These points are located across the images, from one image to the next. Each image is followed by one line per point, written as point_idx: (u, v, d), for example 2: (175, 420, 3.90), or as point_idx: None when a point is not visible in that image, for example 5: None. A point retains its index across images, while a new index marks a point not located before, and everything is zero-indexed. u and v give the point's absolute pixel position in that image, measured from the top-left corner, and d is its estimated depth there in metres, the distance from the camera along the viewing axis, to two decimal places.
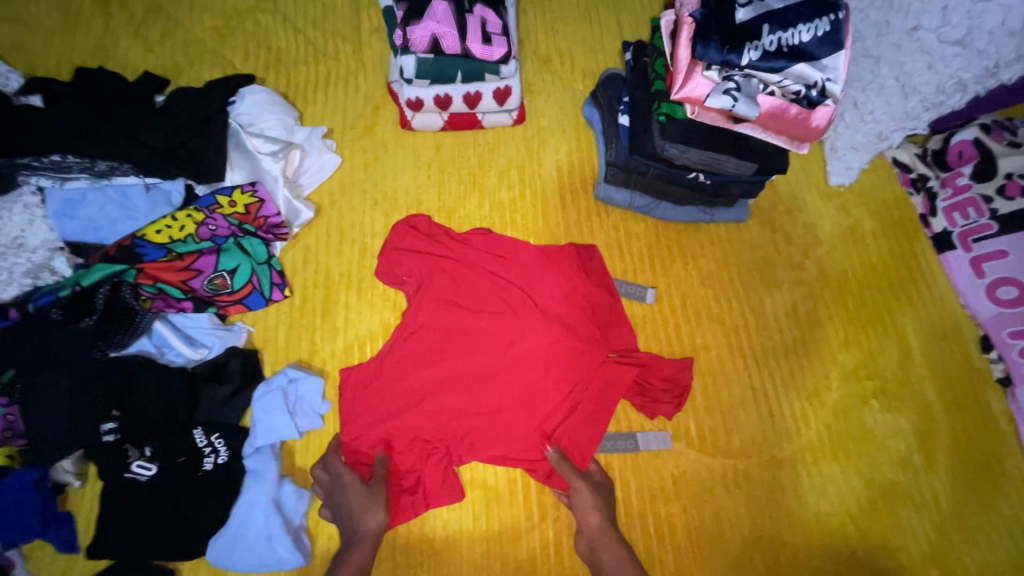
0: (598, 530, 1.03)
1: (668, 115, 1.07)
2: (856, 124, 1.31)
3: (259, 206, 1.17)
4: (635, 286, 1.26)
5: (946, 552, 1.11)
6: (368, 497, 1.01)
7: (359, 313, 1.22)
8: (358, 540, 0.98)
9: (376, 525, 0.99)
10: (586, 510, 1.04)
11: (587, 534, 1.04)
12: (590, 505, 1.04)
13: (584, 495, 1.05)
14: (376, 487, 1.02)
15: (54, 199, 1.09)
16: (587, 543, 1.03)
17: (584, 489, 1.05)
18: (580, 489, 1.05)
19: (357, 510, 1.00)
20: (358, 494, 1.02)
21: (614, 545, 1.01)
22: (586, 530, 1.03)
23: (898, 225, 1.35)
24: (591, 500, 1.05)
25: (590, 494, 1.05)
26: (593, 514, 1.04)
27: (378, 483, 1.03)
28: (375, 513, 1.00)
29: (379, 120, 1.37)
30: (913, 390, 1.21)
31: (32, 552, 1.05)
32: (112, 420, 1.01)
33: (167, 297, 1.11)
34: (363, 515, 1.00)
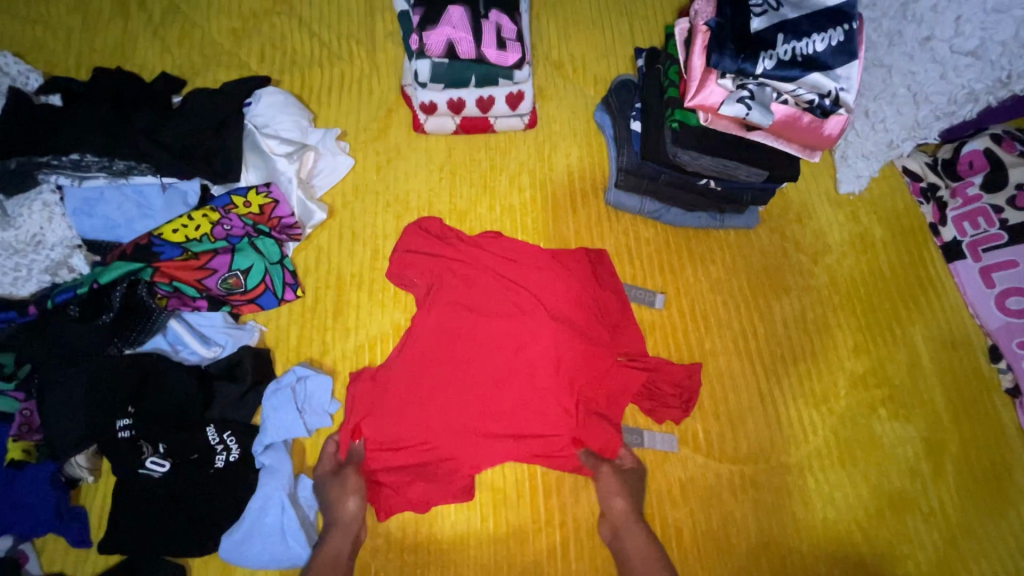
0: (621, 515, 1.06)
1: (680, 122, 1.07)
2: (867, 133, 1.31)
3: (273, 206, 1.19)
4: (644, 292, 1.26)
5: (953, 561, 1.11)
6: (344, 485, 1.05)
7: (370, 314, 1.23)
8: (336, 527, 1.02)
9: (349, 511, 1.03)
10: (610, 496, 1.07)
11: (610, 517, 1.07)
12: (615, 490, 1.07)
13: (608, 481, 1.08)
14: (347, 475, 1.06)
15: (72, 197, 1.11)
16: (610, 529, 1.06)
17: (609, 474, 1.08)
18: (606, 473, 1.08)
19: (335, 498, 1.04)
20: (333, 484, 1.06)
21: (637, 531, 1.04)
22: (611, 514, 1.07)
23: (907, 233, 1.35)
24: (615, 485, 1.08)
25: (615, 479, 1.08)
26: (617, 498, 1.07)
27: (350, 472, 1.07)
28: (349, 501, 1.04)
29: (392, 123, 1.38)
30: (921, 399, 1.21)
31: (44, 546, 1.06)
32: (126, 416, 1.01)
33: (183, 296, 1.12)
34: (340, 502, 1.04)
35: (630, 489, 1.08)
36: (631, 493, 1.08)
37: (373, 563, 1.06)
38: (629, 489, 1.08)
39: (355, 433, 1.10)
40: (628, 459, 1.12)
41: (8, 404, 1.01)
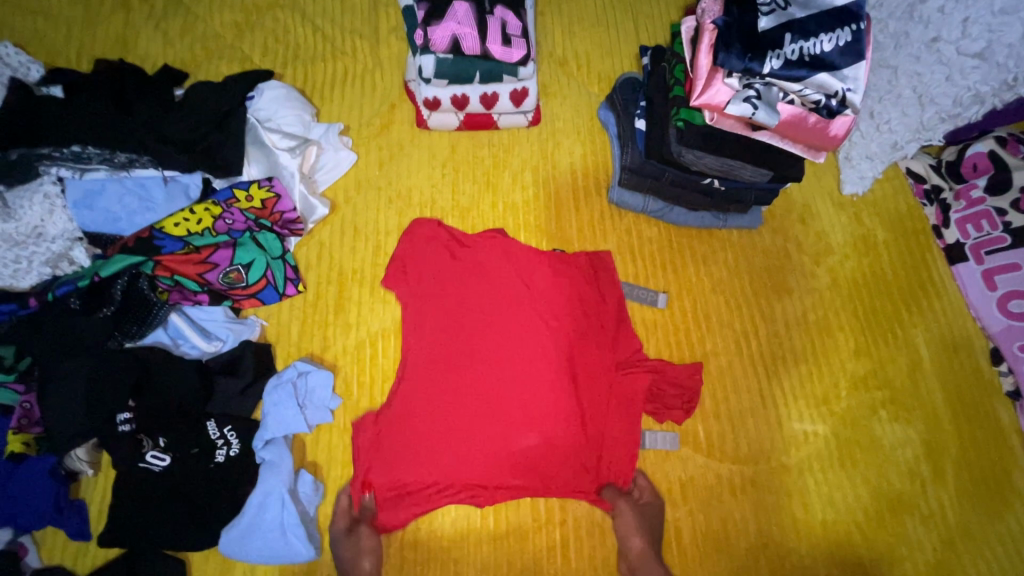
0: (640, 555, 1.04)
1: (685, 121, 1.07)
2: (871, 134, 1.31)
3: (276, 201, 1.17)
4: (646, 291, 1.26)
5: (952, 563, 1.12)
6: (358, 546, 1.04)
7: (372, 310, 1.22)
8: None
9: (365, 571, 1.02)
10: (629, 534, 1.05)
11: (629, 558, 1.05)
12: (634, 528, 1.06)
13: (627, 519, 1.06)
14: (359, 533, 1.05)
15: (73, 189, 1.10)
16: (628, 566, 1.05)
17: (627, 511, 1.06)
18: (624, 507, 1.07)
19: (349, 559, 1.03)
20: (346, 543, 1.04)
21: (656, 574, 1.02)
22: (629, 554, 1.05)
23: (910, 234, 1.34)
24: (634, 524, 1.05)
25: (634, 517, 1.06)
26: (635, 537, 1.05)
27: (364, 529, 1.05)
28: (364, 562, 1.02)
29: (395, 118, 1.37)
30: (922, 400, 1.22)
31: (44, 538, 1.06)
32: (127, 410, 1.03)
33: (184, 290, 1.12)
34: (356, 562, 1.03)
35: (649, 528, 1.07)
36: (649, 531, 1.06)
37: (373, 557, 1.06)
38: (648, 528, 1.06)
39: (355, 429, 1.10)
40: (647, 495, 1.11)
41: (8, 397, 1.00)
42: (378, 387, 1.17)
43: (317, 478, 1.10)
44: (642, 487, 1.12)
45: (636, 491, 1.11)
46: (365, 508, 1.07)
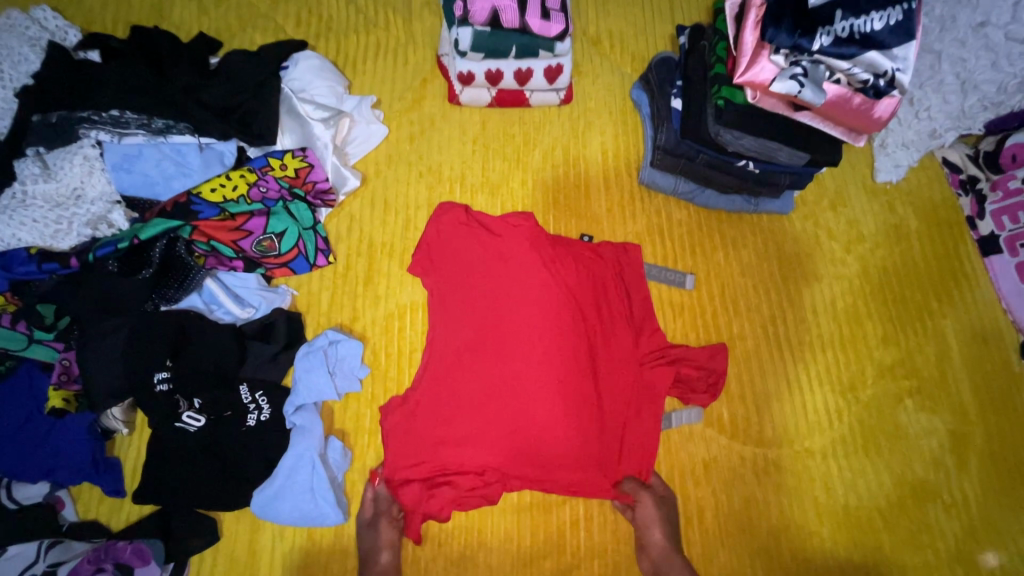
0: (659, 545, 1.04)
1: (726, 99, 1.06)
2: (909, 121, 1.30)
3: (309, 170, 1.18)
4: (674, 273, 1.26)
5: (973, 552, 1.12)
6: (377, 538, 1.04)
7: (401, 283, 1.23)
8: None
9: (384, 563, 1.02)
10: (650, 525, 1.05)
11: (650, 550, 1.05)
12: (655, 519, 1.05)
13: (647, 508, 1.06)
14: (381, 525, 1.04)
15: (112, 153, 1.10)
16: (651, 560, 1.04)
17: (648, 501, 1.06)
18: (645, 498, 1.06)
19: (369, 549, 1.03)
20: (368, 534, 1.05)
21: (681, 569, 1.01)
22: (651, 547, 1.05)
23: (943, 225, 1.33)
24: (655, 513, 1.05)
25: (656, 508, 1.06)
26: (656, 527, 1.05)
27: (383, 523, 1.05)
28: (382, 555, 1.03)
29: (427, 93, 1.37)
30: (949, 392, 1.21)
31: (80, 494, 1.09)
32: (165, 370, 1.03)
33: (220, 256, 1.13)
34: (375, 556, 1.03)
35: (669, 522, 1.06)
36: (669, 523, 1.06)
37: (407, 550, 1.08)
38: (667, 522, 1.06)
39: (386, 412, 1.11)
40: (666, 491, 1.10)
41: (48, 354, 1.04)
42: (406, 359, 1.18)
43: (345, 445, 1.12)
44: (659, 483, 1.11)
45: (654, 486, 1.11)
46: (381, 498, 1.07)
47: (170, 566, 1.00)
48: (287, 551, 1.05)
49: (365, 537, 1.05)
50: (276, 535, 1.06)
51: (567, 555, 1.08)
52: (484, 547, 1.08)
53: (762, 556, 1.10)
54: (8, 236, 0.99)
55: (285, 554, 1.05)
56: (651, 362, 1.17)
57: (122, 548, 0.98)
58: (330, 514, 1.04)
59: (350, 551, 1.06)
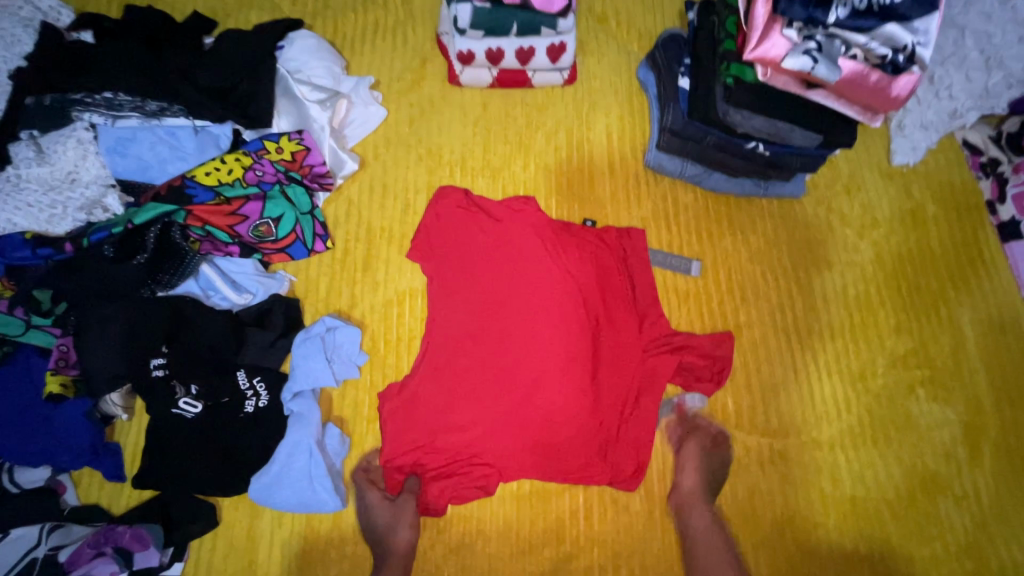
0: (690, 493, 1.08)
1: (735, 77, 1.02)
2: (929, 101, 1.24)
3: (305, 153, 1.16)
4: (679, 259, 1.23)
5: (984, 545, 1.09)
6: (395, 513, 1.04)
7: (400, 269, 1.21)
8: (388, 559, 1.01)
9: (404, 543, 1.02)
10: (685, 470, 1.09)
11: (680, 492, 1.09)
12: (693, 465, 1.10)
13: (691, 454, 1.10)
14: (405, 501, 1.05)
15: (106, 136, 1.09)
16: (677, 502, 1.08)
17: (696, 449, 1.10)
18: (693, 445, 1.11)
19: (385, 527, 1.03)
20: (386, 511, 1.05)
21: (706, 518, 1.06)
22: (682, 488, 1.08)
23: (962, 210, 1.28)
24: (697, 460, 1.10)
25: (699, 456, 1.10)
26: (693, 473, 1.09)
27: (408, 501, 1.05)
28: (404, 532, 1.02)
29: (426, 74, 1.33)
30: (963, 381, 1.17)
31: (81, 478, 1.09)
32: (160, 355, 1.03)
33: (215, 241, 1.11)
34: (394, 533, 1.03)
35: (711, 476, 1.09)
36: (712, 472, 1.10)
37: None
38: (708, 474, 1.09)
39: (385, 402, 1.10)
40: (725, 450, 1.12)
41: (46, 340, 1.03)
42: (404, 346, 1.17)
43: (343, 432, 1.11)
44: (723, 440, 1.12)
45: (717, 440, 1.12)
46: (410, 482, 1.07)
47: (170, 550, 1.01)
48: (286, 537, 1.05)
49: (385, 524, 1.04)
50: (275, 521, 1.05)
51: (566, 544, 1.07)
52: (482, 535, 1.07)
53: (766, 546, 1.08)
54: (3, 220, 1.00)
55: (284, 540, 1.05)
56: (655, 351, 1.14)
57: (121, 533, 0.98)
58: (328, 502, 1.04)
59: (349, 537, 1.06)
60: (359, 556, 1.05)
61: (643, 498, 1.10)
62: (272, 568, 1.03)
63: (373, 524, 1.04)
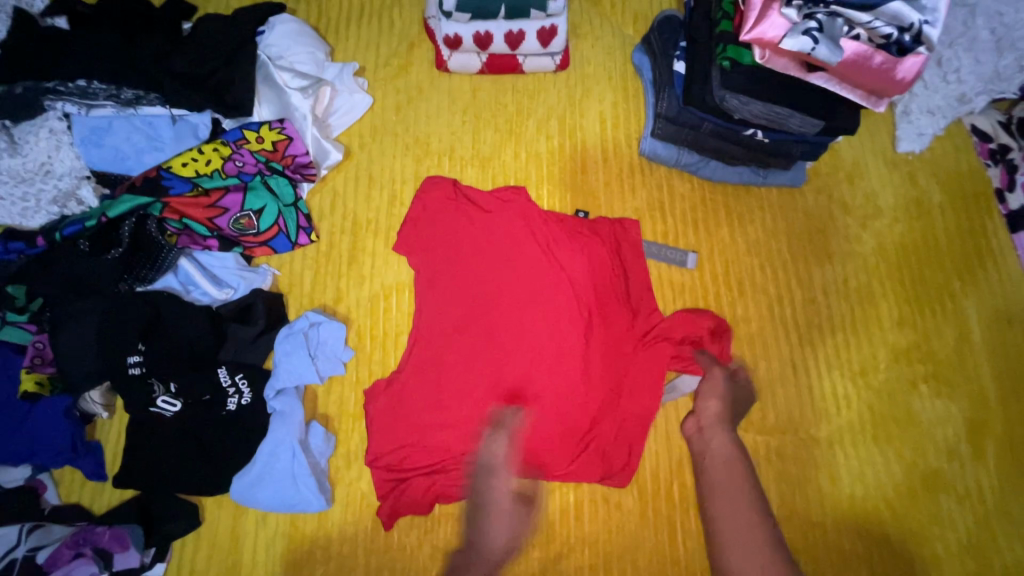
0: (710, 421, 1.05)
1: (732, 60, 0.97)
2: (937, 85, 1.19)
3: (287, 143, 1.12)
4: (674, 251, 1.19)
5: (986, 545, 1.06)
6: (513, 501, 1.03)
7: (386, 263, 1.18)
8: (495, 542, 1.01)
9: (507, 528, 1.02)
10: (708, 396, 1.06)
11: (701, 417, 1.06)
12: (716, 392, 1.06)
13: (712, 384, 1.07)
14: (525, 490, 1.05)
15: (80, 126, 1.05)
16: (697, 425, 1.06)
17: (720, 377, 1.07)
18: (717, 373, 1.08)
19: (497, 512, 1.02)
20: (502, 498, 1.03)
21: (726, 441, 1.03)
22: (703, 413, 1.06)
23: (969, 198, 1.24)
24: (721, 388, 1.06)
25: (724, 384, 1.07)
26: (715, 400, 1.06)
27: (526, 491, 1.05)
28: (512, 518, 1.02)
29: (414, 60, 1.29)
30: (967, 375, 1.14)
31: (62, 477, 1.07)
32: (137, 353, 0.99)
33: (193, 235, 1.08)
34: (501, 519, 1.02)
35: (733, 407, 1.07)
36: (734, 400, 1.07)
37: (394, 535, 1.04)
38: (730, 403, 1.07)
39: (371, 404, 1.08)
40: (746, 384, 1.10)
41: (21, 336, 1.00)
42: (391, 342, 1.14)
43: (328, 430, 1.08)
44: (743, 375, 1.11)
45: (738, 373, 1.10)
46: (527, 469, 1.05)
47: (151, 551, 0.99)
48: (270, 538, 1.03)
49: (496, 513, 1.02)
50: (258, 522, 1.03)
51: (556, 544, 1.04)
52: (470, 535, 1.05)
53: None
54: None
55: (268, 541, 1.03)
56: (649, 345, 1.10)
57: (100, 533, 0.96)
58: (312, 503, 1.01)
59: (334, 537, 1.04)
60: (345, 556, 1.03)
61: (635, 497, 1.07)
62: (256, 569, 1.01)
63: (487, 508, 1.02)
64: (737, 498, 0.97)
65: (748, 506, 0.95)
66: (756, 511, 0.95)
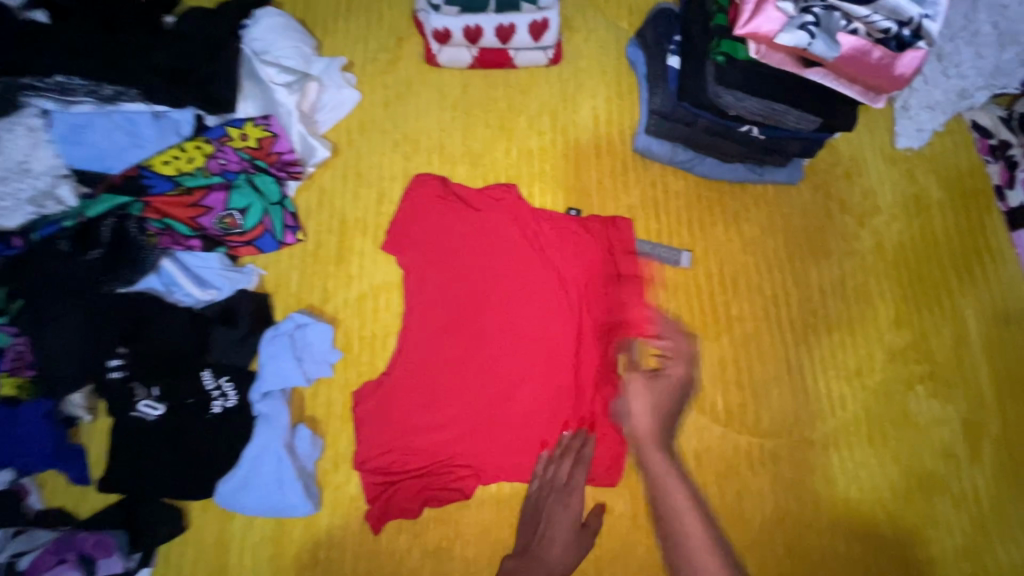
0: (649, 446, 0.89)
1: (727, 55, 0.95)
2: (937, 80, 1.17)
3: (272, 140, 1.11)
4: (668, 250, 1.16)
5: (981, 548, 1.04)
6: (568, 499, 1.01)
7: (375, 263, 1.16)
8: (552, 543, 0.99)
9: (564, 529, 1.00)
10: (634, 404, 0.93)
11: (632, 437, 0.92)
12: (641, 402, 0.94)
13: (639, 400, 0.93)
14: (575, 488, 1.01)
15: (60, 123, 1.01)
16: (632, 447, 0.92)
17: (640, 379, 0.95)
18: (634, 379, 0.95)
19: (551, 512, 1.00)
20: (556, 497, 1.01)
21: (672, 473, 0.85)
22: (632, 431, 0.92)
23: (969, 195, 1.22)
24: (641, 393, 0.93)
25: (645, 390, 0.94)
26: (647, 420, 0.92)
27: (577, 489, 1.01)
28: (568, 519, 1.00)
29: (403, 54, 1.26)
30: (964, 376, 1.12)
31: (45, 481, 1.05)
32: (118, 356, 1.00)
33: (176, 235, 1.07)
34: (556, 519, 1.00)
35: (664, 418, 0.92)
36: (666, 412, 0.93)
37: (382, 540, 1.03)
38: (661, 414, 0.93)
39: (359, 408, 1.06)
40: (677, 373, 0.95)
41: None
42: (380, 343, 1.12)
43: (316, 433, 1.07)
44: (677, 359, 0.97)
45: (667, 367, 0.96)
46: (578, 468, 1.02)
47: (136, 556, 0.97)
48: (256, 542, 1.01)
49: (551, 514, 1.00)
50: (245, 526, 1.02)
51: None
52: (460, 539, 1.03)
53: (755, 552, 1.04)
54: None
55: (254, 545, 1.01)
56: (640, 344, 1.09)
57: (84, 539, 0.93)
58: (299, 507, 1.00)
59: (323, 542, 1.02)
60: (333, 561, 1.01)
61: (627, 501, 1.05)
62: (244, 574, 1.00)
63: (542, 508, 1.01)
64: (695, 543, 0.78)
65: (707, 551, 0.77)
66: (722, 566, 0.76)
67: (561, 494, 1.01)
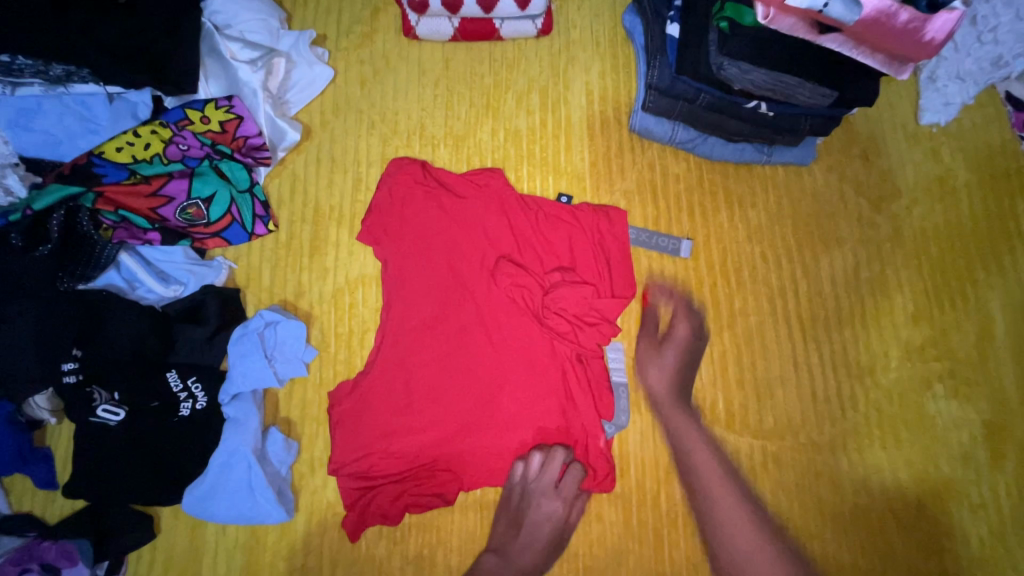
0: (666, 402, 1.00)
1: (731, 21, 0.84)
2: (969, 47, 1.05)
3: (238, 123, 1.02)
4: (666, 239, 1.08)
5: (999, 557, 0.97)
6: (556, 499, 0.96)
7: (351, 254, 1.08)
8: (533, 538, 0.96)
9: (547, 530, 0.96)
10: (649, 374, 1.01)
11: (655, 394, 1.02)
12: (658, 366, 1.01)
13: (653, 369, 1.01)
14: (569, 490, 0.96)
15: (6, 107, 0.92)
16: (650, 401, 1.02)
17: (652, 347, 1.03)
18: (645, 353, 1.02)
19: (536, 510, 0.96)
20: (546, 497, 0.95)
21: (687, 423, 1.00)
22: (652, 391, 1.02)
23: (1000, 175, 1.11)
24: (657, 360, 1.02)
25: (659, 356, 1.02)
26: (665, 384, 1.01)
27: (569, 489, 0.96)
28: (552, 516, 0.96)
29: (379, 27, 1.17)
30: (988, 375, 1.03)
31: (12, 485, 1.01)
32: (71, 360, 0.91)
33: (132, 228, 0.99)
34: (540, 518, 0.96)
35: (682, 375, 1.02)
36: (683, 378, 1.01)
37: (360, 548, 0.97)
38: (677, 374, 1.01)
39: (335, 411, 1.00)
40: (683, 333, 1.02)
41: None
42: (357, 340, 1.05)
43: (290, 436, 1.01)
44: (681, 319, 1.04)
45: (671, 334, 1.03)
46: (572, 471, 0.97)
47: (103, 565, 0.93)
48: (230, 549, 0.97)
49: (535, 510, 0.96)
50: (218, 532, 0.98)
51: None
52: (442, 548, 0.98)
53: None
54: None
55: (228, 552, 0.97)
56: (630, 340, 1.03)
57: (47, 548, 0.90)
58: (272, 514, 0.96)
59: (299, 548, 0.98)
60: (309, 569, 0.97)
61: (620, 506, 0.99)
62: None
63: (527, 503, 0.96)
64: (712, 478, 0.96)
65: (722, 482, 0.95)
66: (735, 492, 0.94)
67: (545, 500, 0.95)
